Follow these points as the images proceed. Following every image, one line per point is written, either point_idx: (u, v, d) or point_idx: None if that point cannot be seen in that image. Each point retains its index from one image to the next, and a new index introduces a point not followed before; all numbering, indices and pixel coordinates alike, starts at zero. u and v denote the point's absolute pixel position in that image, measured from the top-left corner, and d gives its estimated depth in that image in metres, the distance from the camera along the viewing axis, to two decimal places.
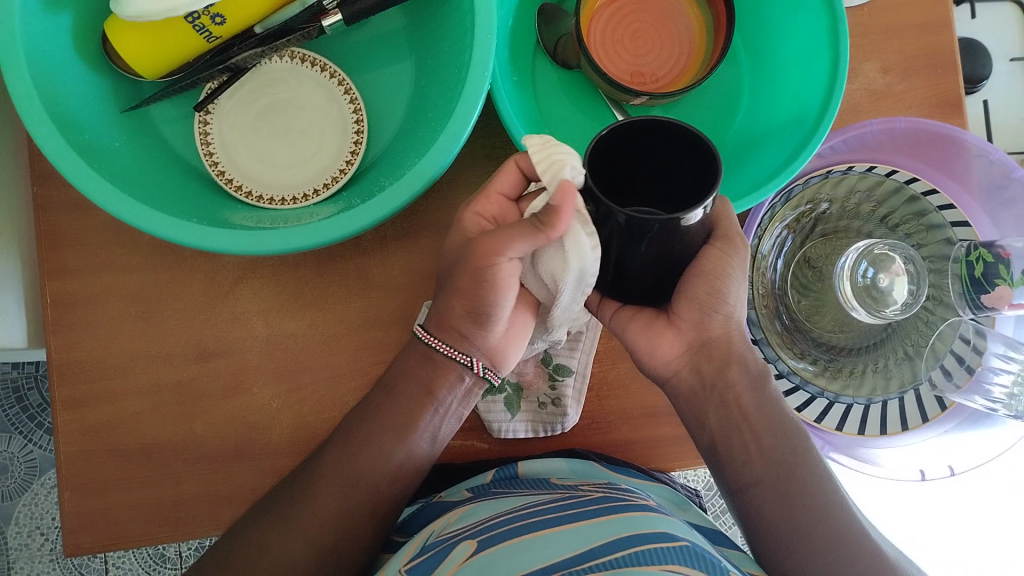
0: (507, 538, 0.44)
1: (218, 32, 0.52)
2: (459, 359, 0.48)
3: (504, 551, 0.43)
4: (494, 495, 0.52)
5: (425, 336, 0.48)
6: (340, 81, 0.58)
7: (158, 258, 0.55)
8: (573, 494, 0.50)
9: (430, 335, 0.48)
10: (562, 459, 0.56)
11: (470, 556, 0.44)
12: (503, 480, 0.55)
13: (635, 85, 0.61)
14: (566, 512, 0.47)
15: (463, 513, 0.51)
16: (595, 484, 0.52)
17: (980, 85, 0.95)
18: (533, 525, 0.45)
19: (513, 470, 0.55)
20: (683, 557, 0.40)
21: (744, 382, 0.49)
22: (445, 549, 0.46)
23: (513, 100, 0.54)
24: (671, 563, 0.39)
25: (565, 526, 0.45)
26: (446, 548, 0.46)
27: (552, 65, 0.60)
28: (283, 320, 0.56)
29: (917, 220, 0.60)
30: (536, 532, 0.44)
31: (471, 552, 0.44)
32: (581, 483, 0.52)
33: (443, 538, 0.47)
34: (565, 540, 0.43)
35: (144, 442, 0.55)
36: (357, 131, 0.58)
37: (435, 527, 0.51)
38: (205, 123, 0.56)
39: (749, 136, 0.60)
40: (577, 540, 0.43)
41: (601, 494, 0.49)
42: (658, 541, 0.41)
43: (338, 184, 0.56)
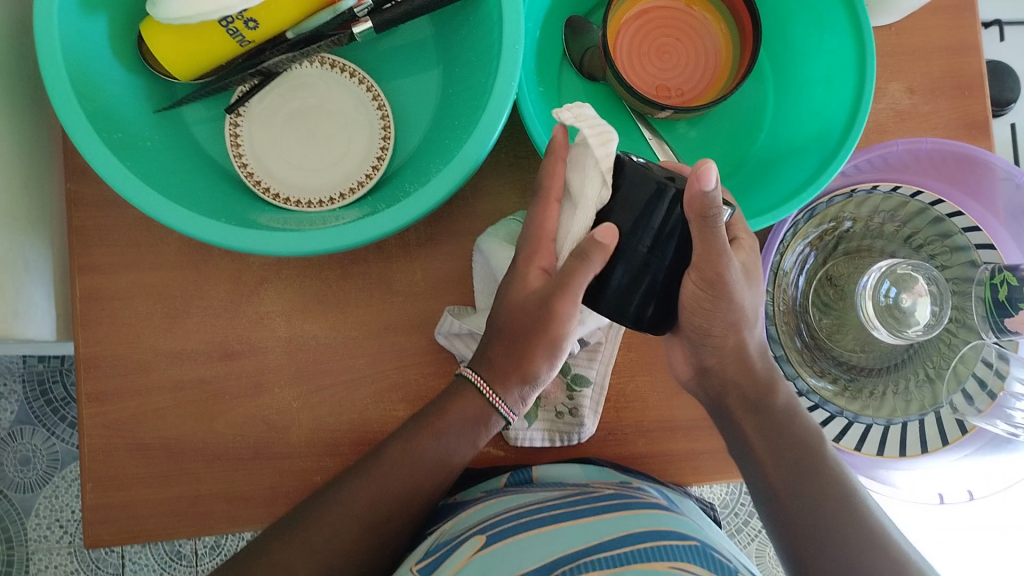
0: (514, 534, 0.44)
1: (251, 37, 0.53)
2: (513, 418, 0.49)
3: (513, 546, 0.43)
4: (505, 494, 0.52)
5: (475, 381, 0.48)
6: (369, 87, 0.59)
7: (185, 257, 0.56)
8: (584, 491, 0.50)
9: (475, 376, 0.48)
10: (578, 465, 0.56)
11: (477, 551, 0.44)
12: (515, 484, 0.55)
13: (660, 98, 0.61)
14: (576, 509, 0.47)
15: (471, 512, 0.51)
16: (607, 484, 0.52)
17: (1008, 107, 0.95)
18: (541, 522, 0.45)
19: (526, 475, 0.56)
20: (694, 555, 0.40)
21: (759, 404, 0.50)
22: (453, 544, 0.46)
23: (539, 110, 0.55)
24: (682, 559, 0.39)
25: (575, 520, 0.45)
26: (454, 543, 0.46)
27: (577, 76, 0.61)
28: (305, 321, 0.57)
29: (942, 241, 0.60)
30: (545, 527, 0.45)
31: (479, 546, 0.44)
32: (592, 483, 0.53)
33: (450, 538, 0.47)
34: (575, 535, 0.43)
35: (165, 438, 0.56)
36: (384, 136, 0.58)
37: (444, 527, 0.51)
38: (236, 125, 0.57)
39: (772, 152, 0.60)
40: (587, 535, 0.43)
41: (611, 492, 0.49)
42: (669, 538, 0.41)
43: (363, 189, 0.57)
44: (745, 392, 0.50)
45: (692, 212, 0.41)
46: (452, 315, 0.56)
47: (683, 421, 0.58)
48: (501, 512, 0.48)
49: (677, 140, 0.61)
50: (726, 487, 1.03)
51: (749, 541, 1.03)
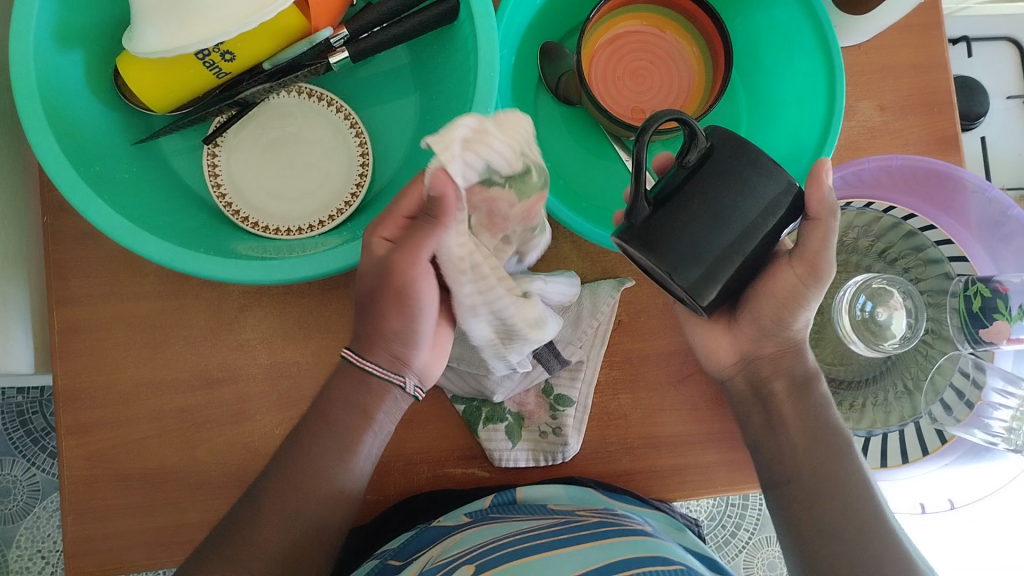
0: (504, 562, 0.44)
1: (227, 69, 0.53)
2: (394, 381, 0.48)
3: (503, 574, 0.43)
4: (490, 521, 0.53)
5: (353, 357, 0.47)
6: (345, 114, 0.59)
7: (164, 286, 0.56)
8: (570, 520, 0.50)
9: (357, 358, 0.47)
10: (560, 485, 0.57)
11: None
12: (500, 505, 0.55)
13: (636, 121, 0.61)
14: (563, 538, 0.47)
15: (459, 539, 0.51)
16: (592, 511, 0.53)
17: (978, 121, 0.96)
18: (526, 550, 0.45)
19: (511, 496, 0.56)
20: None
21: (786, 391, 0.51)
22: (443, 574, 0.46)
23: None
24: None
25: (562, 550, 0.45)
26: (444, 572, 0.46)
27: (553, 100, 0.61)
28: (287, 348, 0.57)
29: (915, 255, 0.61)
30: (535, 555, 0.45)
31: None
32: (578, 510, 0.53)
33: (439, 566, 0.47)
34: (563, 564, 0.43)
35: (146, 468, 0.55)
36: (362, 163, 0.58)
37: (432, 556, 0.51)
38: (214, 156, 0.57)
39: None
40: (574, 564, 0.43)
41: (596, 520, 0.49)
42: (654, 562, 0.42)
43: (342, 216, 0.57)
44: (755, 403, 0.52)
45: (819, 210, 0.44)
46: None
47: (666, 437, 0.58)
48: (490, 541, 0.48)
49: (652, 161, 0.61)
50: (713, 500, 1.06)
51: (736, 554, 1.06)
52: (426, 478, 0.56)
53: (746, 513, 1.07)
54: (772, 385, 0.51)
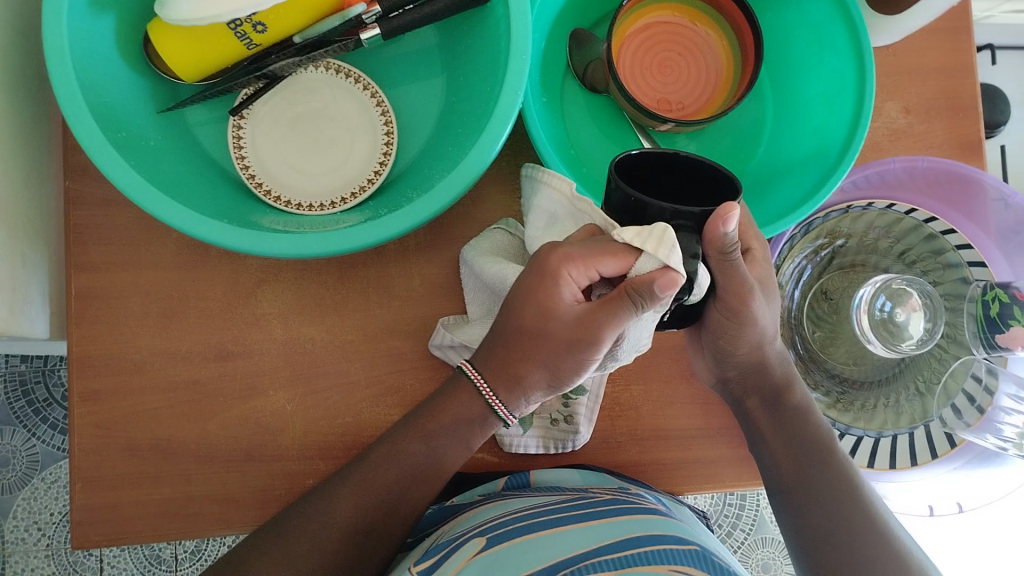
0: (515, 536, 0.45)
1: (257, 40, 0.53)
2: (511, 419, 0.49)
3: (513, 550, 0.44)
4: (500, 499, 0.53)
5: (470, 371, 0.48)
6: (372, 92, 0.58)
7: (184, 257, 0.56)
8: (584, 497, 0.51)
9: (476, 376, 0.47)
10: (574, 470, 0.57)
11: (477, 553, 0.45)
12: (513, 488, 0.56)
13: (661, 112, 0.61)
14: (575, 513, 0.47)
15: (469, 516, 0.51)
16: (607, 489, 0.53)
17: (998, 130, 0.96)
18: (537, 526, 0.46)
19: (524, 478, 0.57)
20: (694, 560, 0.41)
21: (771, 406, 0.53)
22: (453, 546, 0.46)
23: (542, 120, 0.55)
24: (683, 563, 0.40)
25: (573, 525, 0.46)
26: (455, 543, 0.47)
27: (579, 88, 0.61)
28: (303, 324, 0.57)
29: (934, 258, 0.61)
30: (544, 531, 0.45)
31: (478, 548, 0.45)
32: (592, 488, 0.54)
33: (451, 539, 0.48)
34: (572, 539, 0.44)
35: (157, 438, 0.56)
36: (387, 142, 0.58)
37: (444, 530, 0.51)
38: (239, 128, 0.57)
39: (770, 167, 0.60)
40: (585, 539, 0.44)
41: (611, 498, 0.49)
42: (668, 542, 0.42)
43: (365, 194, 0.56)
44: (756, 396, 0.53)
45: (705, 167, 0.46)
46: (444, 328, 0.56)
47: (676, 431, 0.59)
48: (503, 514, 0.49)
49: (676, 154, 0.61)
50: (711, 498, 1.07)
51: (731, 553, 1.07)
52: None
53: (742, 512, 1.08)
54: (759, 397, 0.53)
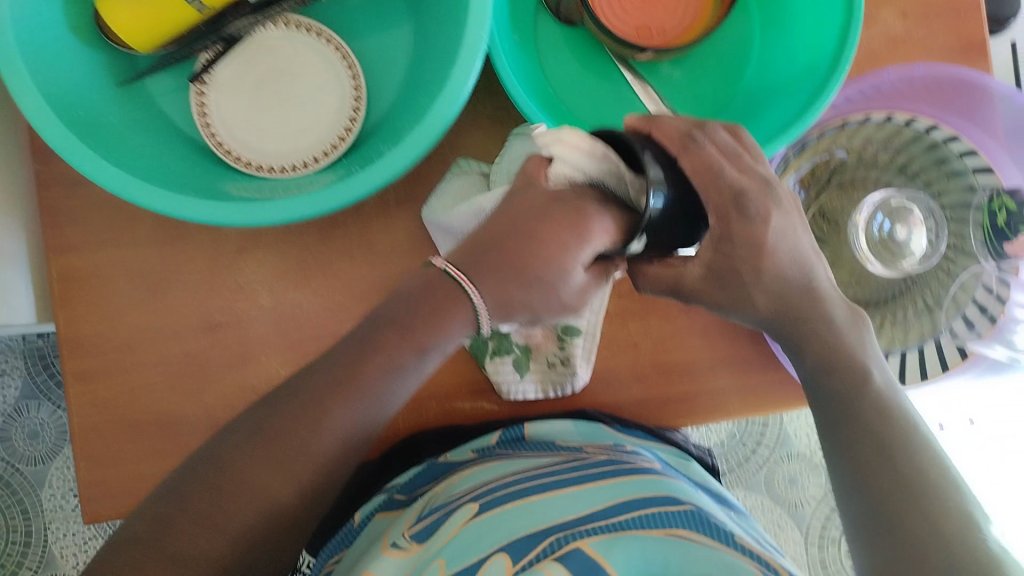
0: (507, 502, 0.46)
1: (208, 3, 0.50)
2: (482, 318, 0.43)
3: (504, 515, 0.45)
4: (499, 457, 0.54)
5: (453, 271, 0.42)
6: (336, 45, 0.56)
7: (161, 232, 0.55)
8: (578, 457, 0.52)
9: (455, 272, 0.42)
10: (570, 421, 0.57)
11: (470, 519, 0.46)
12: (508, 442, 0.56)
13: (641, 41, 0.57)
14: (571, 475, 0.49)
15: (461, 478, 0.52)
16: (600, 446, 0.53)
17: (1008, 24, 0.91)
18: (533, 489, 0.47)
19: (519, 433, 0.56)
20: (690, 521, 0.41)
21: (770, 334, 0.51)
22: (446, 513, 0.47)
23: (514, 62, 0.53)
24: (676, 525, 0.41)
25: (568, 488, 0.47)
26: (446, 512, 0.48)
27: (554, 22, 0.58)
28: (287, 289, 0.56)
29: (938, 167, 0.57)
30: (540, 494, 0.46)
31: (471, 514, 0.46)
32: (586, 445, 0.54)
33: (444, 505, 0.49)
34: (569, 503, 0.45)
35: (154, 414, 0.55)
36: (355, 97, 0.56)
37: (435, 494, 0.52)
38: (202, 94, 0.55)
39: (760, 90, 0.57)
40: (580, 502, 0.45)
41: (606, 458, 0.51)
42: (662, 504, 0.43)
43: (336, 153, 0.54)
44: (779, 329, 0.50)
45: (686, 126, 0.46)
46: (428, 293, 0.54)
47: (677, 365, 0.58)
48: (496, 480, 0.50)
49: (660, 82, 0.59)
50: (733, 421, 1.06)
51: (757, 473, 1.07)
52: (434, 415, 0.57)
53: (765, 431, 1.07)
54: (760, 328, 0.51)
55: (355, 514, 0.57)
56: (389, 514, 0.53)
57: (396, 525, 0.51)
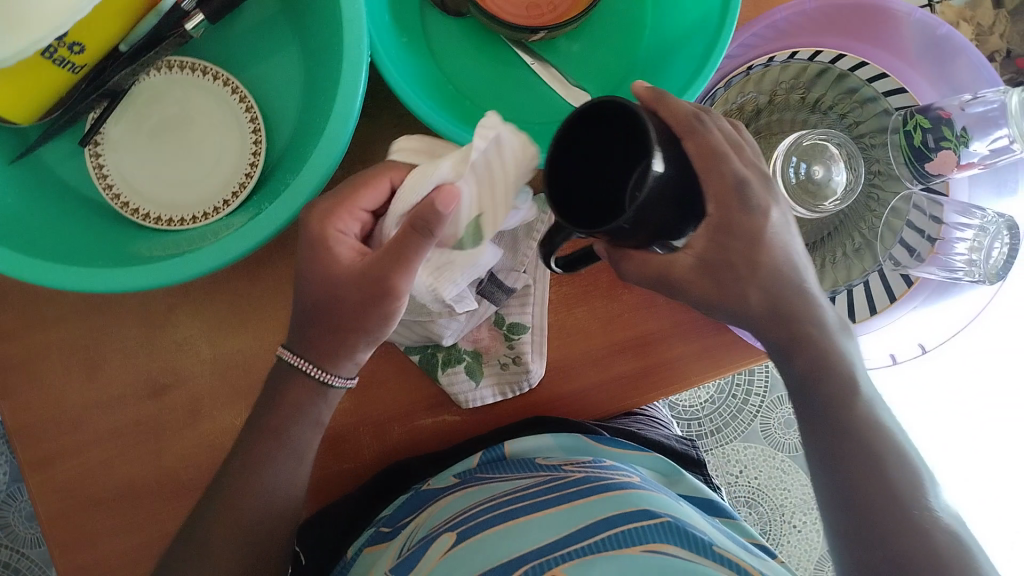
0: (488, 526, 0.51)
1: (82, 61, 0.48)
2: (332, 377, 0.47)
3: (484, 544, 0.50)
4: (478, 482, 0.57)
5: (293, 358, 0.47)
6: (225, 81, 0.54)
7: (87, 304, 0.54)
8: (555, 476, 0.56)
9: (296, 359, 0.47)
10: (548, 433, 0.59)
11: (449, 548, 0.50)
12: (489, 462, 0.59)
13: (533, 19, 0.56)
14: (552, 496, 0.54)
15: (443, 506, 0.55)
16: (579, 463, 0.57)
17: None
18: (516, 513, 0.52)
19: (500, 452, 0.59)
20: (663, 534, 0.49)
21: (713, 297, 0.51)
22: (425, 540, 0.52)
23: (403, 67, 0.51)
24: (653, 540, 0.48)
25: (548, 512, 0.52)
26: (426, 538, 0.52)
27: (443, 16, 0.56)
28: (226, 337, 0.55)
29: (850, 98, 0.57)
30: (522, 518, 0.52)
31: (450, 544, 0.51)
32: (565, 462, 0.57)
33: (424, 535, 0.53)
34: (546, 530, 0.51)
35: (117, 487, 0.55)
36: (255, 130, 0.54)
37: (419, 525, 0.54)
38: (97, 156, 0.53)
39: (662, 48, 0.56)
40: (555, 528, 0.51)
41: (583, 475, 0.55)
42: (638, 525, 0.50)
43: (246, 191, 0.53)
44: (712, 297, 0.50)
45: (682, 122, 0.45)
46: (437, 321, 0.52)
47: (631, 340, 0.57)
48: (477, 503, 0.54)
49: (561, 59, 0.57)
50: None
51: None
52: (398, 435, 0.56)
53: None
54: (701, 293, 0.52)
55: (348, 549, 0.59)
56: (376, 548, 0.54)
57: (383, 557, 0.53)
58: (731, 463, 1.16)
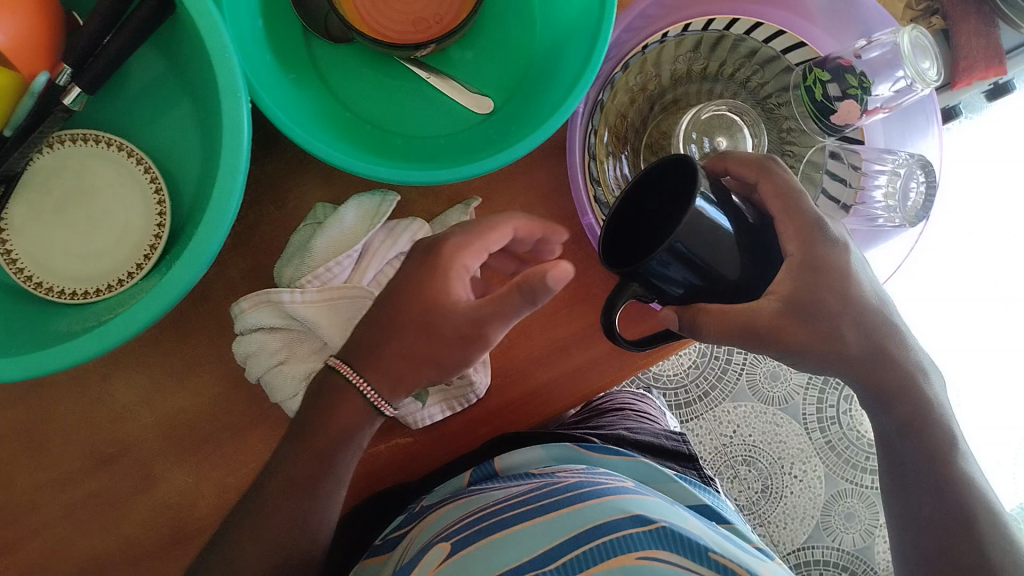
0: (480, 537, 0.49)
1: None
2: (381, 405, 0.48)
3: (478, 555, 0.47)
4: (470, 493, 0.56)
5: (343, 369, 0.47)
6: (119, 145, 0.54)
7: (21, 388, 0.54)
8: (548, 482, 0.54)
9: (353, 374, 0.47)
10: (537, 447, 0.60)
11: (446, 558, 0.48)
12: (481, 479, 0.59)
13: (420, 34, 0.56)
14: (541, 501, 0.51)
15: (436, 518, 0.54)
16: (571, 471, 0.56)
17: None
18: (508, 521, 0.50)
19: (490, 468, 0.59)
20: (657, 540, 0.46)
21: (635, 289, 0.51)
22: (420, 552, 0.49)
23: (291, 106, 0.51)
24: (647, 547, 0.46)
25: (538, 518, 0.50)
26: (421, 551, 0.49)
27: (329, 45, 0.55)
28: (166, 399, 0.55)
29: (750, 60, 0.56)
30: (513, 527, 0.49)
31: (445, 554, 0.48)
32: (557, 471, 0.57)
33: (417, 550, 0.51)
34: (539, 537, 0.48)
35: (83, 561, 0.55)
36: (156, 188, 0.54)
37: (410, 541, 0.54)
38: (4, 243, 0.52)
39: (552, 42, 0.55)
40: (549, 535, 0.48)
41: (576, 481, 0.54)
42: (636, 531, 0.47)
43: (157, 252, 0.53)
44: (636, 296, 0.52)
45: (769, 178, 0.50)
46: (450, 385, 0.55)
47: (570, 338, 0.57)
48: (470, 513, 0.52)
49: (457, 68, 0.57)
50: None
51: None
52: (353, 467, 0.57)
53: None
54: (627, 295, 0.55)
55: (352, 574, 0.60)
56: (376, 561, 0.56)
57: (387, 566, 0.53)
58: (722, 425, 1.16)
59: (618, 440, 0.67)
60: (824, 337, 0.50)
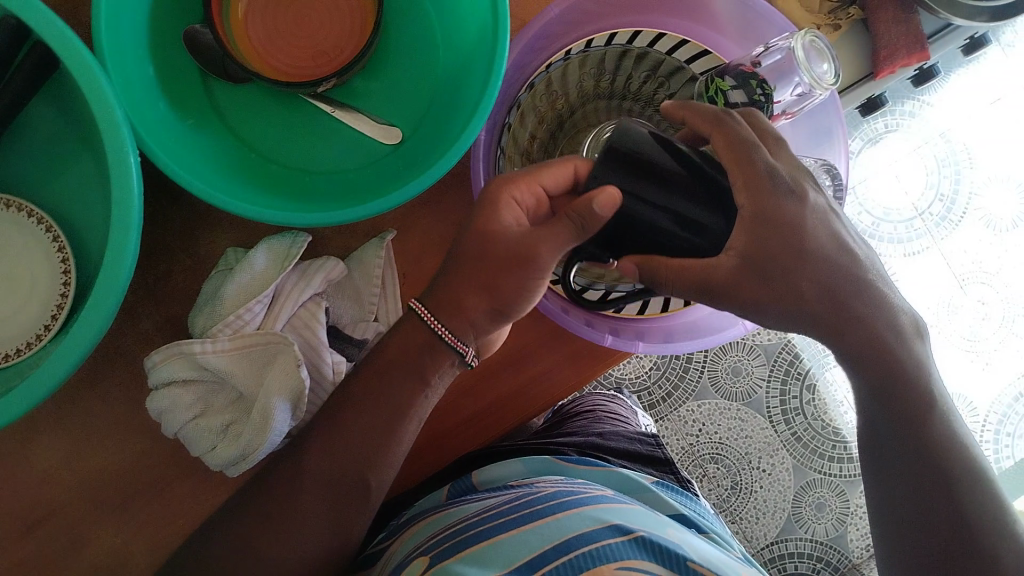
0: (455, 552, 0.47)
1: None
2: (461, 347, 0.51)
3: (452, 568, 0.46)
4: (457, 504, 0.56)
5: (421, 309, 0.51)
6: (18, 205, 0.52)
7: None
8: (528, 492, 0.53)
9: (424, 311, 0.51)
10: (516, 460, 0.61)
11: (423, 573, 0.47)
12: (459, 494, 0.59)
13: (321, 72, 0.55)
14: (519, 514, 0.50)
15: (419, 530, 0.54)
16: (552, 481, 0.56)
17: None
18: (485, 533, 0.48)
19: (469, 482, 0.60)
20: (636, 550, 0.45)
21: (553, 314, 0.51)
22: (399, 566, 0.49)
23: (190, 158, 0.50)
24: (626, 557, 0.44)
25: (514, 530, 0.48)
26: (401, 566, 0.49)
27: (229, 87, 0.55)
28: (90, 457, 0.54)
29: (655, 73, 0.57)
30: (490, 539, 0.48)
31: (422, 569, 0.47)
32: (538, 481, 0.56)
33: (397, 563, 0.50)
34: (516, 548, 0.47)
35: None
36: (59, 246, 0.52)
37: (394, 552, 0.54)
38: None
39: (454, 69, 0.55)
40: (527, 546, 0.46)
41: (556, 491, 0.52)
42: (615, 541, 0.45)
43: (65, 311, 0.51)
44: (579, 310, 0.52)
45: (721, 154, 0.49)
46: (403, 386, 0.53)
47: None
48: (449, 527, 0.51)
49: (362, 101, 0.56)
50: None
51: None
52: None
53: None
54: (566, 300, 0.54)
55: None
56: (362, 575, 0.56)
57: None
58: (688, 425, 1.15)
59: (596, 448, 0.67)
60: (785, 306, 0.49)
